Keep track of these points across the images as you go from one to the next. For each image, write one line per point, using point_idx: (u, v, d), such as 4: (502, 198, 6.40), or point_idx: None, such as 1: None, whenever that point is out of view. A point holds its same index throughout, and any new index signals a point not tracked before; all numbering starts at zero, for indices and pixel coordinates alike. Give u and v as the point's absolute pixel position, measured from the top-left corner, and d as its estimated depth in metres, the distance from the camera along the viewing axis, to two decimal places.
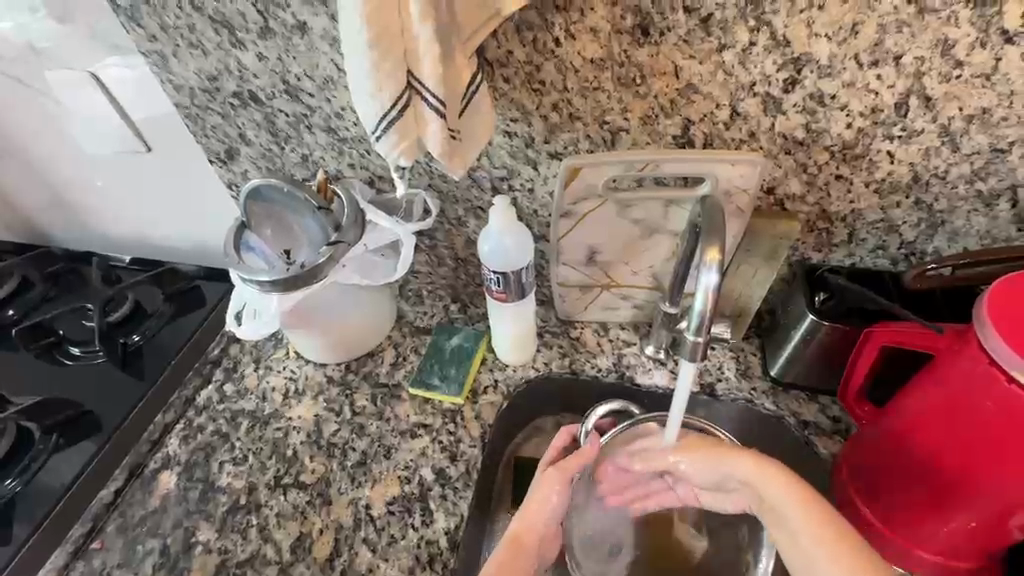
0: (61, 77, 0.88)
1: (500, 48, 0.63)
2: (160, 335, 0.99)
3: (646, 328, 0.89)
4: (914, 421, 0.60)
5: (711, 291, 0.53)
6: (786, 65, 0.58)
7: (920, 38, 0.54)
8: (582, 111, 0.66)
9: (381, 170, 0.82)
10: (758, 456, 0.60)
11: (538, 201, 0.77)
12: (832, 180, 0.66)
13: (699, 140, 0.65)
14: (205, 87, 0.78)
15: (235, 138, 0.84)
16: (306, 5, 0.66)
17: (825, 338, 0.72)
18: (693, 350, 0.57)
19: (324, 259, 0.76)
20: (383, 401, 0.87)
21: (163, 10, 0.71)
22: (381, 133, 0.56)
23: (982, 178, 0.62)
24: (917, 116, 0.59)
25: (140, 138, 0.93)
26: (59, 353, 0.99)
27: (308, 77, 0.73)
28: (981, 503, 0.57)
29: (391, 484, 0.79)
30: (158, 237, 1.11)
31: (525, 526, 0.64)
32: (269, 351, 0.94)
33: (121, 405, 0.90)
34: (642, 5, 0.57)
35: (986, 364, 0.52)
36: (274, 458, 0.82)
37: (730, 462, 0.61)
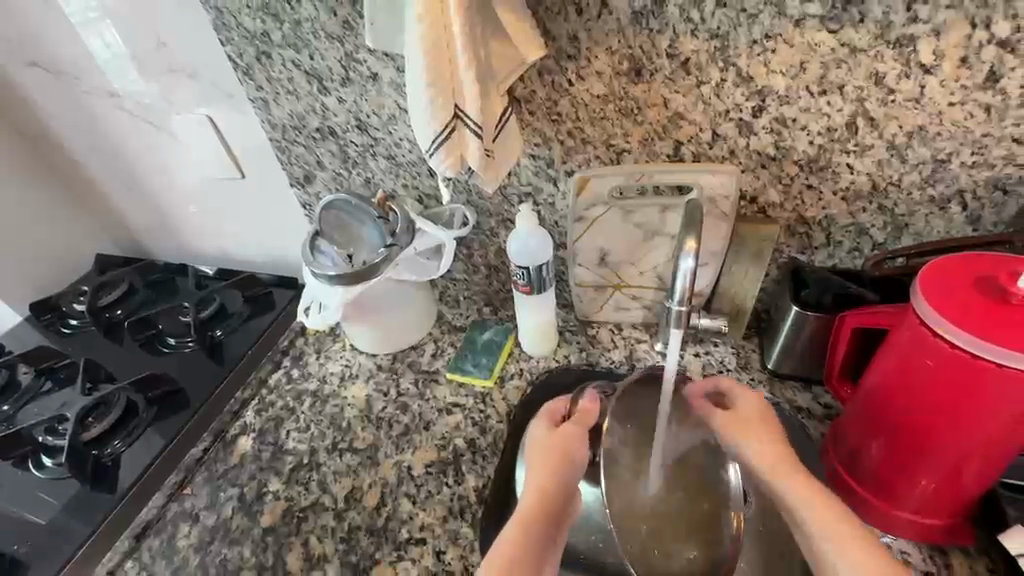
0: (184, 119, 1.10)
1: (526, 88, 0.80)
2: (239, 330, 1.18)
3: (656, 327, 1.01)
4: (879, 392, 0.69)
5: (689, 273, 0.65)
6: (752, 95, 0.72)
7: (856, 71, 0.67)
8: (592, 137, 0.82)
9: (429, 190, 1.00)
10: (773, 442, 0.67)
11: (558, 212, 0.92)
12: (804, 190, 0.79)
13: (689, 157, 0.80)
14: (295, 124, 0.99)
15: (314, 165, 1.04)
16: (379, 60, 0.85)
17: (809, 327, 0.82)
18: (679, 319, 0.69)
19: (381, 258, 0.93)
20: (424, 384, 1.01)
21: (270, 67, 0.92)
22: (433, 152, 0.73)
23: (931, 185, 0.74)
24: (865, 134, 0.71)
25: (237, 167, 1.14)
26: (158, 343, 1.19)
27: (376, 114, 0.92)
28: (940, 460, 0.65)
29: (430, 450, 0.92)
30: (242, 250, 1.32)
31: (547, 483, 0.67)
32: (329, 343, 1.11)
33: (207, 384, 1.07)
34: (634, 54, 0.73)
35: (924, 330, 0.61)
36: (332, 428, 0.97)
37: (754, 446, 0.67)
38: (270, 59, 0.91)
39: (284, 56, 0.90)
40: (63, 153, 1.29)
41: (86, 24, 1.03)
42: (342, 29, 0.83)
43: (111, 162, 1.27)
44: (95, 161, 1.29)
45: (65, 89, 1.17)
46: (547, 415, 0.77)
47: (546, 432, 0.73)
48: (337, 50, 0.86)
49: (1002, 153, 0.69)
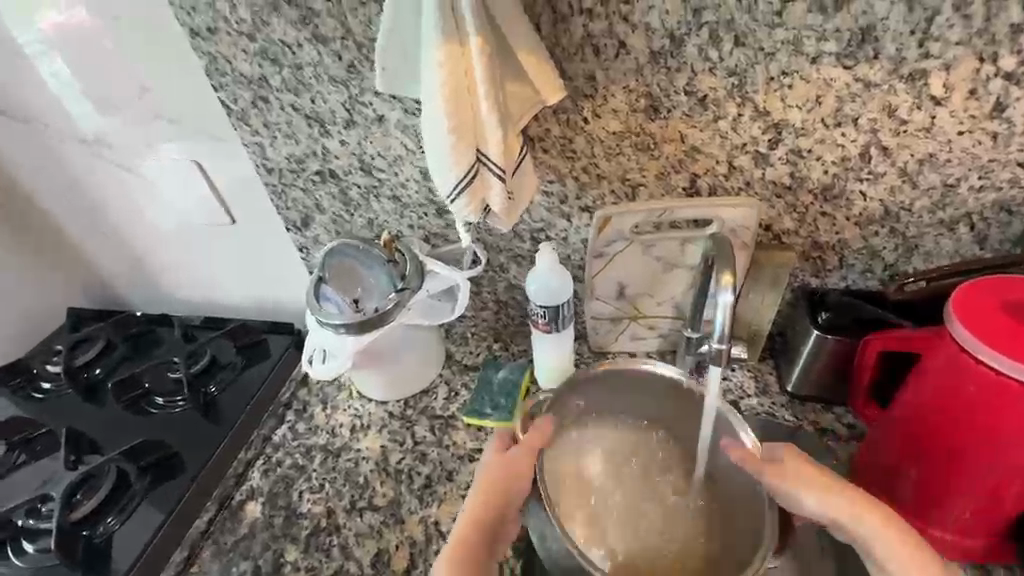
0: (168, 165, 1.04)
1: (540, 127, 0.79)
2: (235, 384, 1.11)
3: (672, 355, 1.00)
4: (913, 415, 0.70)
5: (728, 308, 0.65)
6: (768, 128, 0.73)
7: (871, 104, 0.68)
8: (607, 172, 0.82)
9: (437, 229, 0.98)
10: (828, 481, 0.66)
11: (571, 247, 0.91)
12: (818, 217, 0.80)
13: (705, 189, 0.80)
14: (293, 168, 0.95)
15: (312, 208, 1.00)
16: (385, 102, 0.83)
17: (828, 350, 0.84)
18: (718, 356, 0.68)
19: (392, 305, 0.90)
20: (441, 430, 0.97)
21: (267, 111, 0.88)
22: (455, 198, 0.71)
23: (941, 209, 0.76)
24: (878, 162, 0.73)
25: (227, 212, 1.08)
26: (146, 403, 1.11)
27: (381, 156, 0.90)
28: (980, 481, 0.66)
29: (456, 502, 0.88)
30: (230, 297, 1.25)
31: (489, 488, 0.70)
32: (334, 393, 1.06)
33: (205, 446, 1.00)
34: (651, 92, 0.73)
35: (962, 355, 0.62)
36: (348, 485, 0.92)
37: (810, 495, 0.66)
38: (267, 103, 0.87)
39: (283, 100, 0.86)
40: (29, 204, 1.21)
41: (43, 61, 0.96)
42: (347, 73, 0.80)
43: (85, 211, 1.20)
44: (64, 210, 1.20)
45: (35, 137, 1.09)
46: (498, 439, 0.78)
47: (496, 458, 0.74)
48: (341, 94, 0.83)
49: (1007, 177, 0.72)
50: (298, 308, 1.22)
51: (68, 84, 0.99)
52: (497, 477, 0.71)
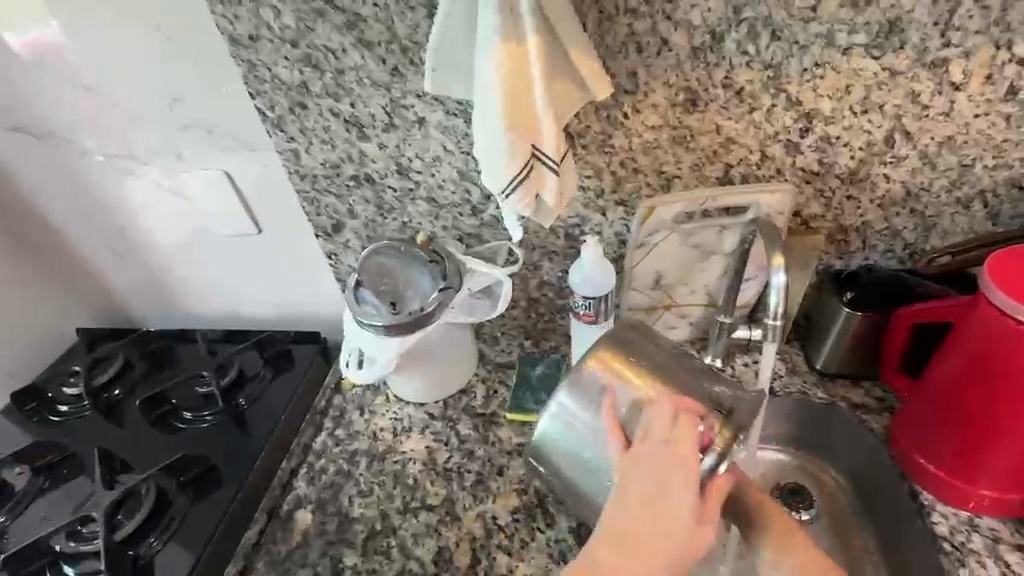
0: (194, 176, 1.03)
1: (580, 123, 0.82)
2: (266, 396, 1.10)
3: (702, 342, 1.02)
4: (948, 382, 0.74)
5: (783, 288, 0.71)
6: (800, 117, 0.78)
7: (896, 91, 0.74)
8: (644, 166, 0.85)
9: (470, 229, 0.99)
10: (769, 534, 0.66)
11: (606, 240, 0.94)
12: (844, 201, 0.85)
13: (738, 178, 0.84)
14: (328, 173, 0.96)
15: (344, 214, 1.01)
16: (427, 104, 0.85)
17: (857, 326, 0.87)
18: (774, 333, 0.74)
19: (437, 304, 0.91)
20: (484, 427, 0.98)
21: (305, 117, 0.89)
22: (509, 193, 0.73)
23: (958, 188, 0.81)
24: (902, 146, 0.78)
25: (255, 222, 1.08)
26: (173, 420, 1.09)
27: (419, 158, 0.91)
28: (1018, 438, 0.70)
29: (510, 496, 0.88)
30: (252, 308, 1.24)
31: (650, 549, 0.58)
32: (370, 398, 1.05)
33: (243, 460, 0.99)
34: (691, 86, 0.77)
35: (998, 316, 0.67)
36: (399, 487, 0.92)
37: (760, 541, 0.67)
38: (305, 109, 0.88)
39: (322, 105, 0.87)
40: (42, 222, 1.18)
41: (62, 73, 0.96)
42: (390, 76, 0.83)
43: (101, 228, 1.17)
44: (78, 228, 1.18)
45: (51, 152, 1.07)
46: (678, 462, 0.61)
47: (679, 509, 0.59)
48: (383, 97, 0.85)
49: (1018, 155, 0.78)
50: (322, 316, 1.22)
51: (94, 96, 0.97)
52: (669, 525, 0.58)
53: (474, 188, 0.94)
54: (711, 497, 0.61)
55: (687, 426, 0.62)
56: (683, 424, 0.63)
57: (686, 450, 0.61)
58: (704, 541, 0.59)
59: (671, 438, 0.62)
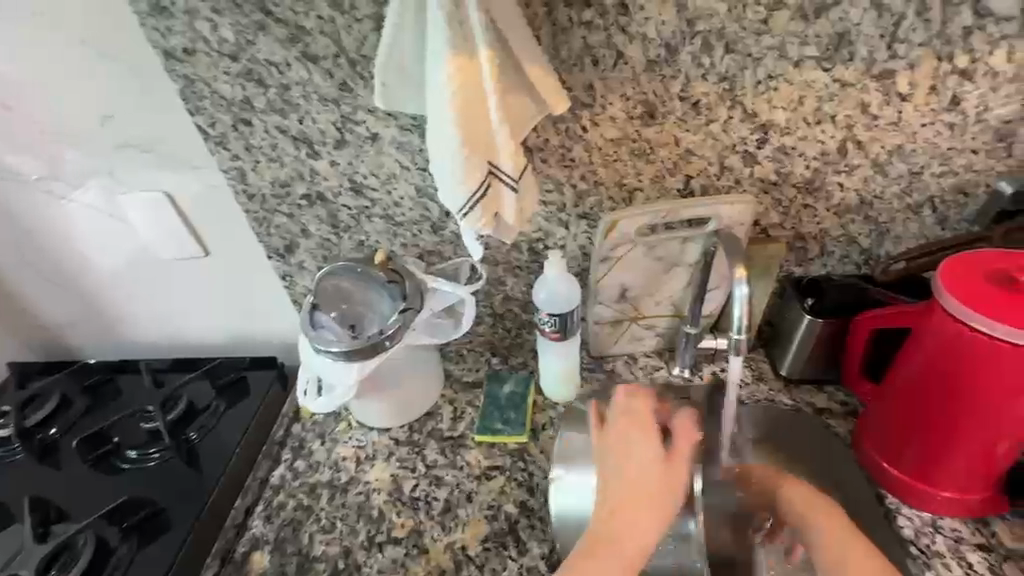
0: (132, 198, 0.97)
1: (539, 137, 0.81)
2: (218, 428, 1.03)
3: (670, 352, 1.02)
4: (907, 387, 0.75)
5: (745, 300, 0.70)
6: (756, 129, 0.78)
7: (846, 102, 0.75)
8: (605, 178, 0.84)
9: (431, 246, 0.95)
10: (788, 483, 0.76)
11: (570, 254, 0.92)
12: (801, 209, 0.85)
13: (698, 190, 0.84)
14: (277, 192, 0.91)
15: (297, 233, 0.96)
16: (380, 120, 0.82)
17: (820, 332, 0.88)
18: (738, 346, 0.73)
19: (395, 326, 0.87)
20: (452, 451, 0.94)
21: (249, 134, 0.85)
22: (466, 212, 0.70)
23: (909, 195, 0.83)
24: (854, 155, 0.80)
25: (201, 244, 1.02)
26: (117, 459, 1.01)
27: (373, 175, 0.88)
28: (975, 440, 0.72)
29: (480, 524, 0.85)
30: (202, 335, 1.17)
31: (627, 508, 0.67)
32: (331, 425, 1.00)
33: (194, 499, 0.92)
34: (648, 99, 0.76)
35: (952, 322, 0.68)
36: (363, 520, 0.87)
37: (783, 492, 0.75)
38: (250, 126, 0.84)
39: (267, 121, 0.83)
40: None
41: None
42: (339, 91, 0.79)
43: (30, 255, 1.08)
44: (4, 256, 1.09)
45: None
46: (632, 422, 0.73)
47: (642, 455, 0.70)
48: (332, 113, 0.81)
49: (963, 163, 0.80)
50: (279, 340, 1.16)
51: (16, 116, 0.90)
52: (655, 493, 0.67)
53: (433, 205, 0.91)
54: (673, 453, 0.70)
55: (650, 409, 0.74)
56: (646, 406, 0.74)
57: (641, 415, 0.73)
58: (671, 488, 0.68)
59: (629, 412, 0.74)
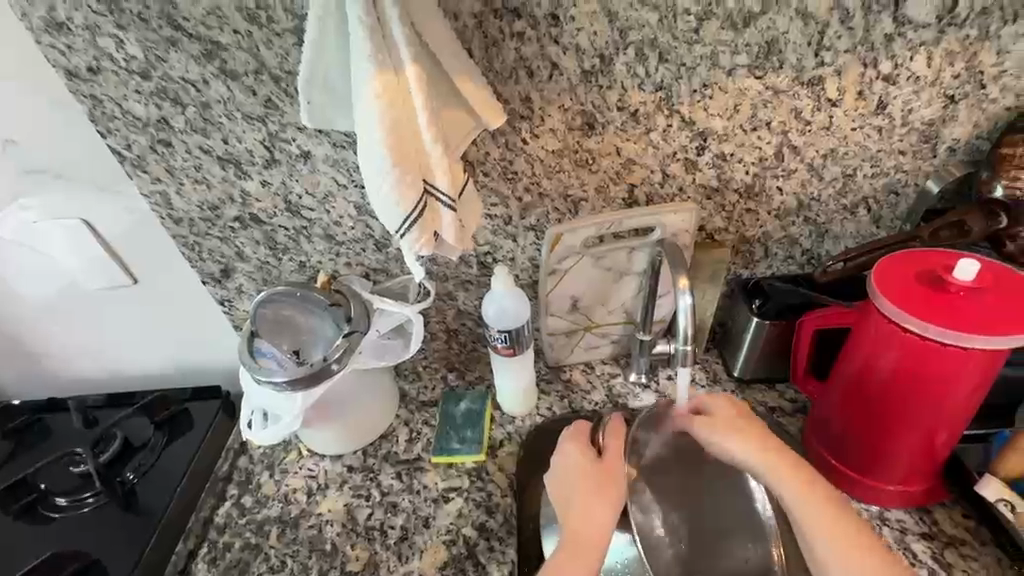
0: (46, 227, 0.90)
1: (479, 150, 0.79)
2: (157, 467, 0.96)
3: (626, 359, 1.01)
4: (851, 385, 0.77)
5: (689, 308, 0.71)
6: (694, 137, 0.78)
7: (780, 108, 0.76)
8: (549, 190, 0.82)
9: (376, 264, 0.92)
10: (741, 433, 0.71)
11: (519, 266, 0.90)
12: (744, 213, 0.86)
13: (643, 198, 0.83)
14: (206, 216, 0.86)
15: (232, 257, 0.91)
16: (310, 137, 0.78)
17: (769, 333, 0.89)
18: (685, 357, 0.74)
19: (341, 352, 0.83)
20: (408, 475, 0.91)
21: (170, 156, 0.80)
22: (405, 232, 0.67)
23: (845, 196, 0.85)
24: (791, 160, 0.81)
25: (128, 272, 0.95)
26: (43, 508, 0.93)
27: (309, 194, 0.84)
28: (914, 434, 0.74)
29: (438, 551, 0.83)
30: (137, 367, 1.09)
31: (575, 527, 0.69)
32: (280, 455, 0.96)
33: (131, 548, 0.86)
34: (586, 110, 0.75)
35: (888, 324, 0.69)
36: (315, 556, 0.84)
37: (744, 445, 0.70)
38: (169, 147, 0.79)
39: (188, 142, 0.78)
40: None
41: None
42: (264, 108, 0.75)
43: None
44: None
45: None
46: (575, 438, 0.76)
47: (577, 471, 0.73)
48: (258, 131, 0.77)
49: (893, 164, 0.82)
50: (224, 368, 1.10)
51: None
52: (600, 505, 0.69)
53: (374, 223, 0.87)
54: (608, 466, 0.72)
55: (619, 439, 0.74)
56: (614, 434, 0.75)
57: (577, 439, 0.76)
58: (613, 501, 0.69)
59: (573, 434, 0.77)
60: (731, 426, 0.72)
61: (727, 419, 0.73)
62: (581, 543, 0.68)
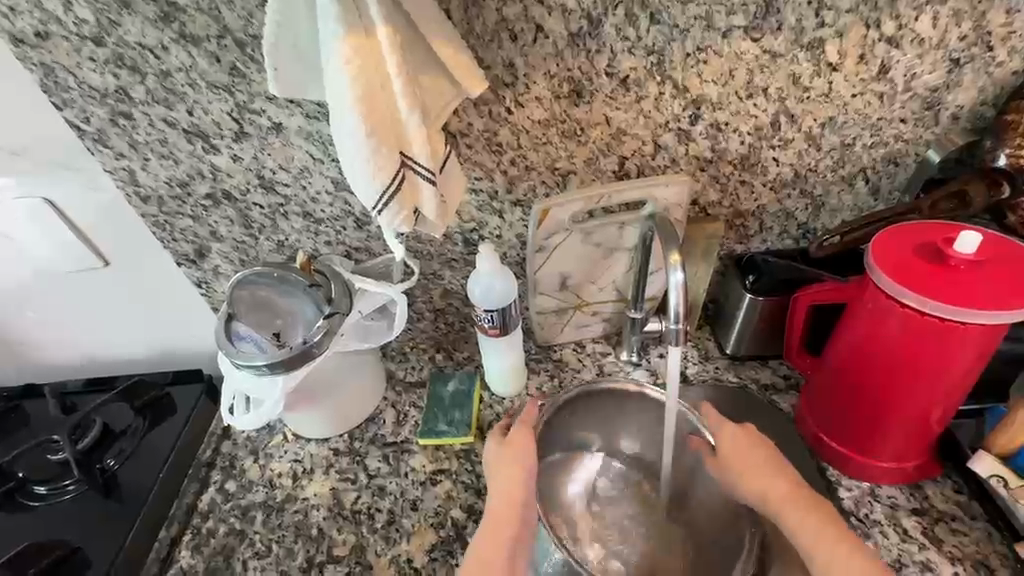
0: (6, 207, 0.85)
1: (461, 121, 0.75)
2: (139, 453, 0.94)
3: (617, 337, 0.99)
4: (846, 362, 0.75)
5: (681, 286, 0.68)
6: (688, 105, 0.74)
7: (778, 73, 0.72)
8: (536, 163, 0.79)
9: (357, 243, 0.88)
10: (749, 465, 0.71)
11: (506, 244, 0.87)
12: (739, 185, 0.83)
13: (634, 171, 0.80)
14: (176, 193, 0.82)
15: (206, 237, 0.87)
16: (281, 108, 0.73)
17: (762, 310, 0.87)
18: (677, 336, 0.71)
19: (322, 334, 0.79)
20: (395, 458, 0.89)
21: (133, 129, 0.75)
22: (382, 208, 0.64)
23: (842, 167, 0.82)
24: (788, 129, 0.77)
25: (97, 254, 0.91)
26: (22, 497, 0.91)
27: (283, 169, 0.79)
28: (909, 411, 0.72)
29: (426, 533, 0.81)
30: (115, 351, 1.06)
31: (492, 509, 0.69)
32: (265, 440, 0.94)
33: (113, 536, 0.84)
34: (573, 76, 0.71)
35: (886, 299, 0.67)
36: (301, 541, 0.82)
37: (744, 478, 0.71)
38: (131, 120, 0.74)
39: (151, 114, 0.74)
40: None
41: None
42: (230, 77, 0.71)
43: None
44: None
45: None
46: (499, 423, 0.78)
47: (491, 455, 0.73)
48: (225, 102, 0.73)
49: (893, 133, 0.79)
50: (205, 352, 1.07)
51: None
52: (507, 484, 0.70)
53: (354, 199, 0.83)
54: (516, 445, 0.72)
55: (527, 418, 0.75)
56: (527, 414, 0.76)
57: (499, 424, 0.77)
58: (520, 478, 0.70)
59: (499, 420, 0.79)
60: (738, 456, 0.72)
61: (735, 449, 0.73)
62: (505, 511, 0.68)
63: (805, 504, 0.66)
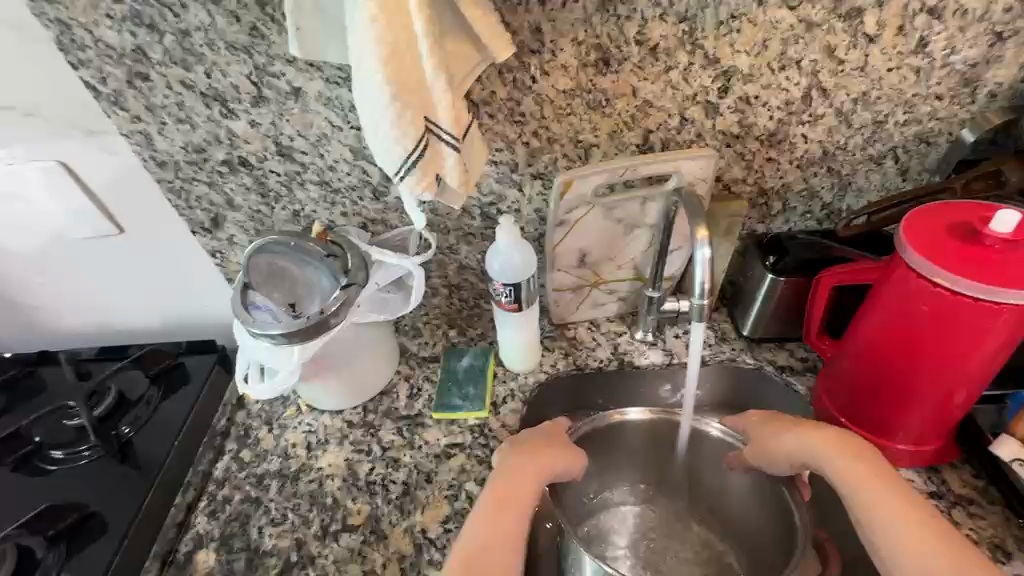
0: (21, 170, 0.84)
1: (484, 89, 0.73)
2: (154, 421, 0.95)
3: (632, 317, 0.98)
4: (868, 344, 0.74)
5: (707, 262, 0.67)
6: (717, 77, 0.72)
7: (813, 44, 0.70)
8: (559, 134, 0.77)
9: (374, 214, 0.87)
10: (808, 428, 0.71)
11: (525, 218, 0.86)
12: (764, 162, 0.81)
13: (658, 145, 0.78)
14: (192, 158, 0.80)
15: (222, 205, 0.86)
16: (301, 72, 0.72)
17: (783, 291, 0.85)
18: (700, 312, 0.71)
19: (339, 304, 0.78)
20: (409, 431, 0.89)
21: (150, 91, 0.74)
22: (405, 174, 0.63)
23: (872, 145, 0.80)
24: (819, 104, 0.75)
25: (112, 221, 0.90)
26: (39, 460, 0.92)
27: (301, 136, 0.78)
28: (932, 394, 0.71)
29: (441, 505, 0.82)
30: (128, 320, 1.06)
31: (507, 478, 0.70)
32: (280, 411, 0.94)
33: (130, 499, 0.85)
34: (601, 43, 0.69)
35: (916, 279, 0.66)
36: (316, 509, 0.83)
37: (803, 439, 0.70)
38: (148, 81, 0.73)
39: (168, 75, 0.72)
40: None
41: None
42: (249, 37, 0.69)
43: None
44: None
45: None
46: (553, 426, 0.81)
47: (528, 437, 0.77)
48: (244, 64, 0.71)
49: (927, 110, 0.77)
50: (218, 323, 1.07)
51: None
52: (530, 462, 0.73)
53: (372, 168, 0.82)
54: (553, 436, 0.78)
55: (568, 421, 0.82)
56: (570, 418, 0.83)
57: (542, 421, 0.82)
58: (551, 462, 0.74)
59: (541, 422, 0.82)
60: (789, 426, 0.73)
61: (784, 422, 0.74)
62: (516, 488, 0.69)
63: (860, 452, 0.66)
